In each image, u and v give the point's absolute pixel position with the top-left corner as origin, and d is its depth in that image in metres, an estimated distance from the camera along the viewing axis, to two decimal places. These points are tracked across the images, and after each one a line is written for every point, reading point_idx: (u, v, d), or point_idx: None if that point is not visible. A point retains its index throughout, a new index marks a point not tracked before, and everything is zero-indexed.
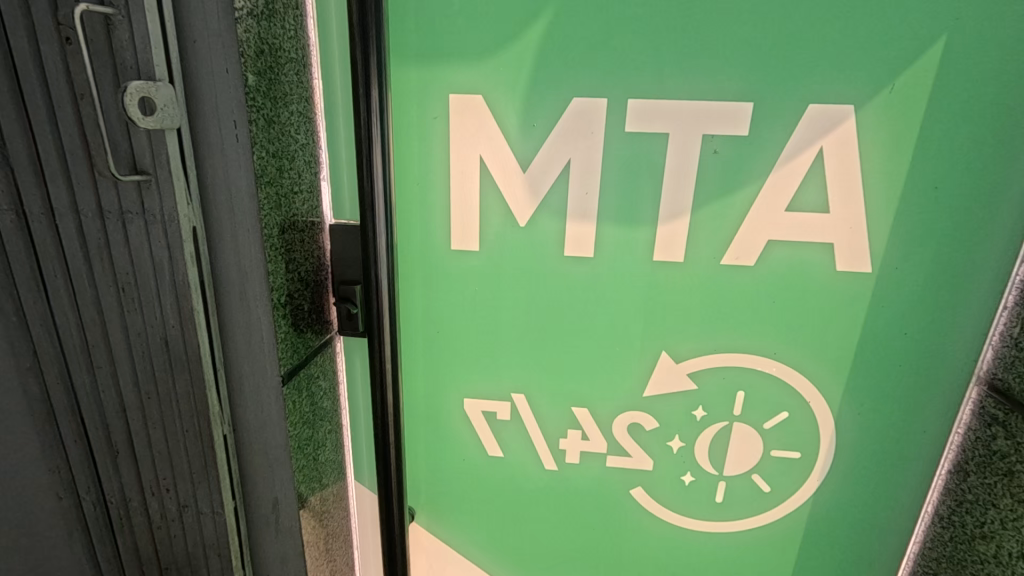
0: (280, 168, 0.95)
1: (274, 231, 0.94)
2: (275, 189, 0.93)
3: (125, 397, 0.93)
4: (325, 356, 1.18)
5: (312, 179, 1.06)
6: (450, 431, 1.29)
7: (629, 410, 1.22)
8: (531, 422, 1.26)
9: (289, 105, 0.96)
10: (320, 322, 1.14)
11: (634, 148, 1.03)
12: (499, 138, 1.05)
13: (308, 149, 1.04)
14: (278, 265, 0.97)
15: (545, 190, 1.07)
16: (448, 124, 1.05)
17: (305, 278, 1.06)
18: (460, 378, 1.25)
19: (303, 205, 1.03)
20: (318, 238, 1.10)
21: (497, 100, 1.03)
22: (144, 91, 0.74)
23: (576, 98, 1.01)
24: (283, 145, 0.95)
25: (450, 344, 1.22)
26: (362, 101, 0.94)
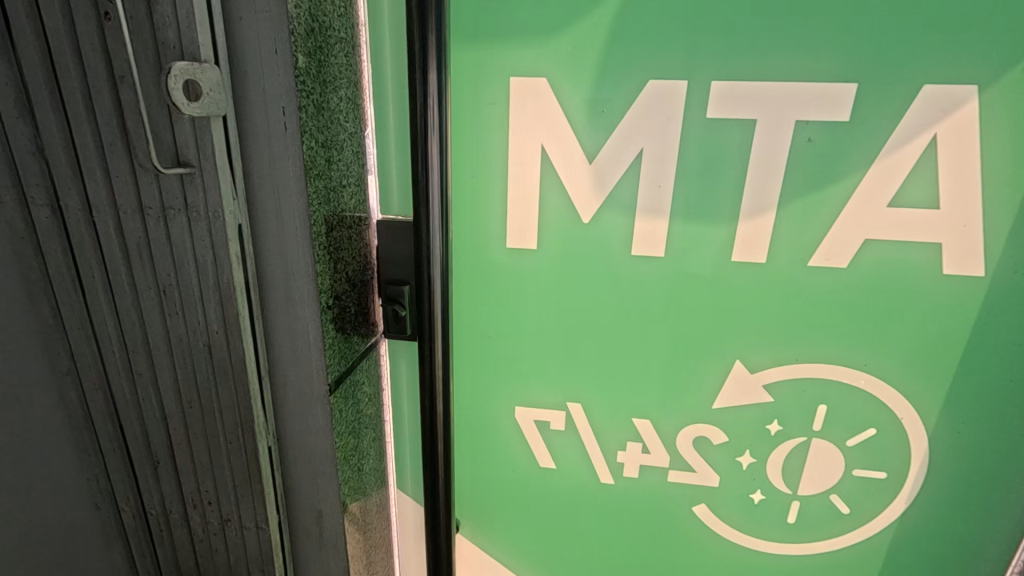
0: (329, 161, 0.86)
1: (324, 230, 0.86)
2: (325, 183, 0.85)
3: (165, 405, 0.88)
4: (370, 361, 1.11)
5: (359, 171, 0.98)
6: (499, 440, 1.22)
7: (696, 422, 1.12)
8: (587, 433, 1.18)
9: (338, 91, 0.87)
10: (367, 324, 1.07)
11: (716, 137, 0.92)
12: (563, 126, 0.95)
13: (356, 139, 0.96)
14: (328, 267, 0.89)
15: (612, 183, 0.98)
16: (508, 111, 0.96)
17: (352, 279, 0.99)
18: (512, 385, 1.16)
19: (351, 200, 0.95)
20: (365, 235, 1.02)
21: (562, 83, 0.93)
22: (189, 73, 0.66)
23: (653, 80, 0.90)
24: (332, 135, 0.87)
25: (502, 349, 1.14)
26: (418, 86, 0.85)
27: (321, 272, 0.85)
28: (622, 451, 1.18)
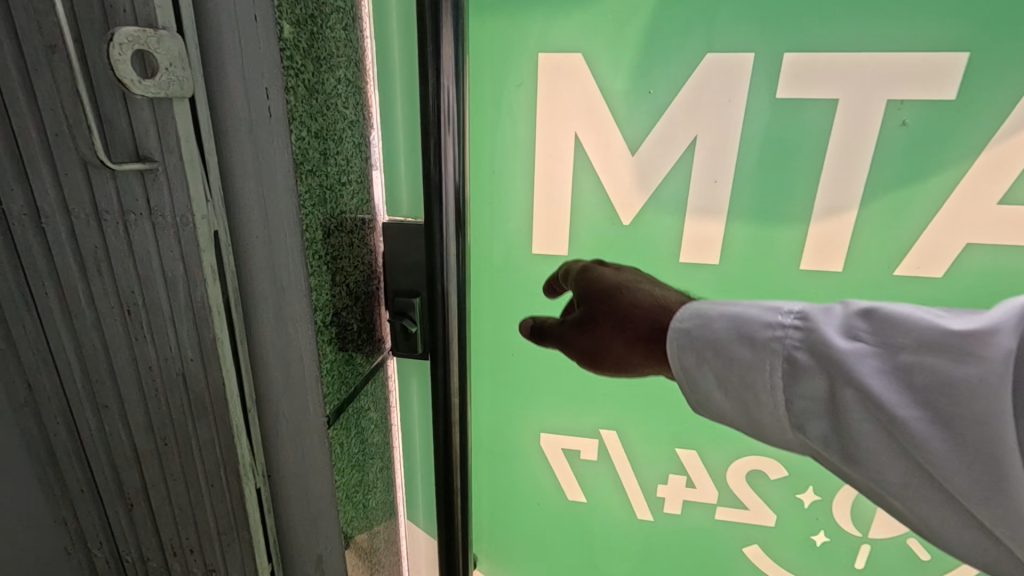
0: (327, 156, 0.73)
1: (319, 236, 0.73)
2: (320, 181, 0.72)
3: (137, 442, 0.75)
4: (377, 381, 0.97)
5: (362, 166, 0.84)
6: (522, 470, 1.07)
7: (750, 453, 0.97)
8: (622, 464, 1.03)
9: (336, 73, 0.74)
10: (373, 341, 0.93)
11: (787, 121, 0.77)
12: (602, 110, 0.80)
13: (358, 129, 0.82)
14: (325, 279, 0.76)
15: (659, 177, 0.83)
16: (536, 94, 0.81)
17: (356, 290, 0.85)
18: (537, 410, 1.02)
19: (353, 200, 0.82)
20: (370, 240, 0.89)
21: (602, 59, 0.78)
22: (138, 41, 0.52)
23: (712, 54, 0.75)
24: (330, 125, 0.73)
25: (526, 370, 1.00)
26: (430, 63, 0.71)
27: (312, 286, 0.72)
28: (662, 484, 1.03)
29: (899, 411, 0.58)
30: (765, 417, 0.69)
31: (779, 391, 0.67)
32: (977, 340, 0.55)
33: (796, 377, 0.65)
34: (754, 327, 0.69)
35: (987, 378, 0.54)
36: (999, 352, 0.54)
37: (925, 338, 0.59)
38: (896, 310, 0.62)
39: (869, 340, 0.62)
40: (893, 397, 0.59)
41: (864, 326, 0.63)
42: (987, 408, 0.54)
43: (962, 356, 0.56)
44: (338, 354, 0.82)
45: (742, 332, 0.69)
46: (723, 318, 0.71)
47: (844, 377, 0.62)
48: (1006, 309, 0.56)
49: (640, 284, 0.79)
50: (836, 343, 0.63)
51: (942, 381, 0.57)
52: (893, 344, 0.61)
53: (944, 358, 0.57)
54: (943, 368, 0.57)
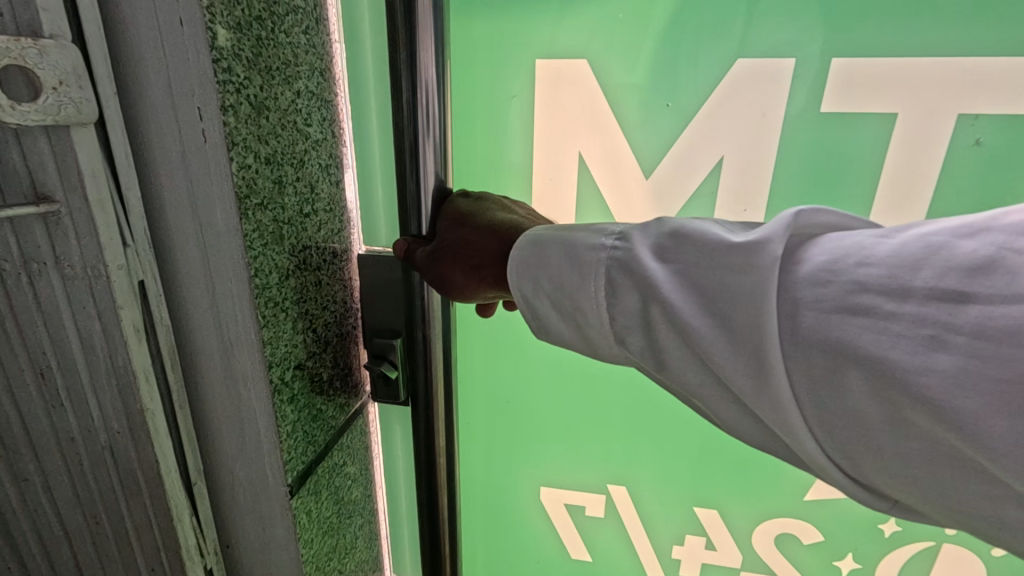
0: (290, 183, 0.59)
1: (283, 281, 0.59)
2: (282, 215, 0.58)
3: (64, 520, 0.64)
4: (358, 428, 0.86)
5: (333, 191, 0.70)
6: (520, 525, 0.96)
7: (780, 516, 0.85)
8: (634, 523, 0.91)
9: (298, 80, 0.60)
10: (351, 386, 0.81)
11: (833, 139, 0.64)
12: (610, 125, 0.68)
13: (327, 146, 0.68)
14: (292, 331, 0.62)
15: (679, 203, 0.70)
16: (533, 107, 0.69)
17: (332, 335, 0.72)
18: (538, 463, 0.90)
19: (326, 230, 0.68)
20: (344, 276, 0.75)
21: (611, 66, 0.66)
22: (13, 53, 0.40)
23: (743, 59, 0.63)
24: (292, 145, 0.59)
25: (525, 421, 0.87)
26: (405, 75, 0.59)
27: (272, 344, 0.58)
28: (679, 545, 0.91)
29: (694, 324, 0.44)
30: (594, 334, 0.51)
31: (606, 319, 0.49)
32: (822, 246, 0.41)
33: (616, 293, 0.49)
34: (589, 265, 0.50)
35: (755, 291, 0.41)
36: (862, 271, 0.38)
37: (717, 253, 0.44)
38: (711, 226, 0.47)
39: (679, 259, 0.46)
40: (688, 309, 0.44)
41: (670, 249, 0.47)
42: (763, 326, 0.41)
43: (744, 267, 0.42)
44: (310, 413, 0.68)
45: (570, 258, 0.51)
46: (562, 259, 0.52)
47: (663, 313, 0.46)
48: (822, 245, 0.41)
49: (500, 216, 0.66)
50: (643, 268, 0.47)
51: (812, 295, 0.39)
52: (692, 265, 0.45)
53: (730, 271, 0.43)
54: (732, 282, 0.43)
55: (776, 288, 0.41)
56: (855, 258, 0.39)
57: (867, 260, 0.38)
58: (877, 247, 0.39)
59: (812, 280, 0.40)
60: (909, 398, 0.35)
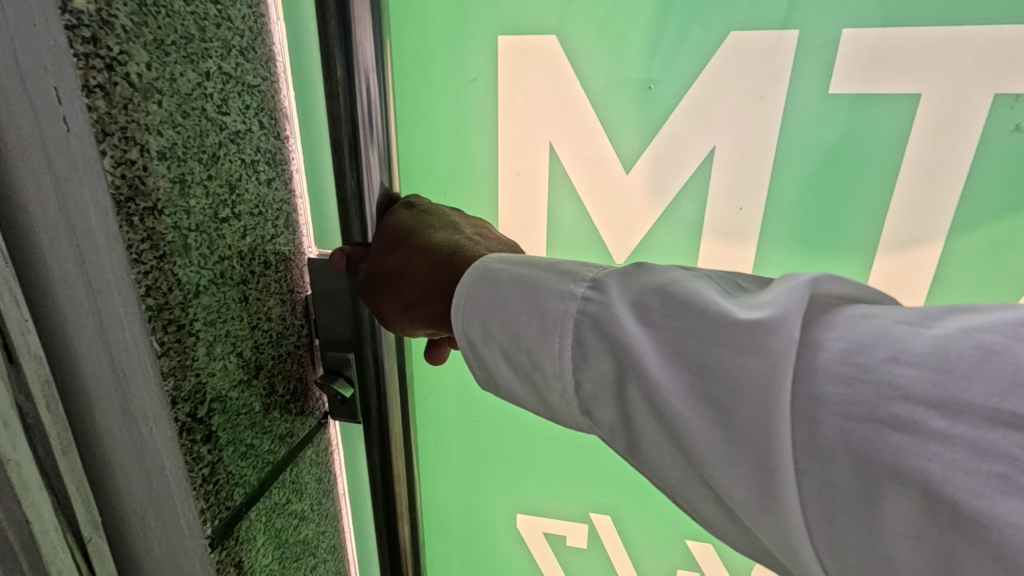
0: (203, 178, 0.45)
1: (194, 300, 0.46)
2: (190, 220, 0.44)
3: None
4: (326, 453, 0.72)
5: (270, 195, 0.55)
6: (493, 557, 0.86)
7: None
8: (620, 558, 0.82)
9: (218, 49, 0.46)
10: (317, 407, 0.67)
11: (842, 126, 0.55)
12: (583, 112, 0.59)
13: (277, 128, 0.55)
14: (212, 362, 0.49)
15: (665, 201, 0.61)
16: (496, 90, 0.60)
17: (282, 357, 0.58)
18: (516, 493, 0.80)
19: (269, 233, 0.55)
20: (291, 300, 0.60)
21: (586, 43, 0.57)
22: None
23: (734, 34, 0.54)
24: (208, 130, 0.46)
25: (500, 447, 0.77)
26: (340, 56, 0.50)
27: (177, 382, 0.45)
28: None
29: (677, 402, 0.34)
30: (554, 398, 0.41)
31: (570, 387, 0.40)
32: (839, 327, 0.32)
33: (584, 358, 0.39)
34: (551, 323, 0.40)
35: (762, 381, 0.32)
36: (899, 372, 0.29)
37: (716, 323, 0.34)
38: (705, 285, 0.36)
39: (665, 324, 0.36)
40: (671, 388, 0.35)
41: (654, 310, 0.36)
42: (770, 428, 0.31)
43: (749, 346, 0.32)
44: (247, 455, 0.55)
45: (530, 309, 0.41)
46: (518, 314, 0.42)
47: (641, 391, 0.36)
48: (842, 328, 0.32)
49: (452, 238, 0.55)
50: (624, 332, 0.36)
51: (834, 392, 0.30)
52: (682, 335, 0.35)
53: (730, 348, 0.33)
54: (731, 364, 0.33)
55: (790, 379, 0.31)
56: (886, 350, 0.30)
57: (902, 356, 0.29)
58: (912, 338, 0.30)
59: (831, 377, 0.31)
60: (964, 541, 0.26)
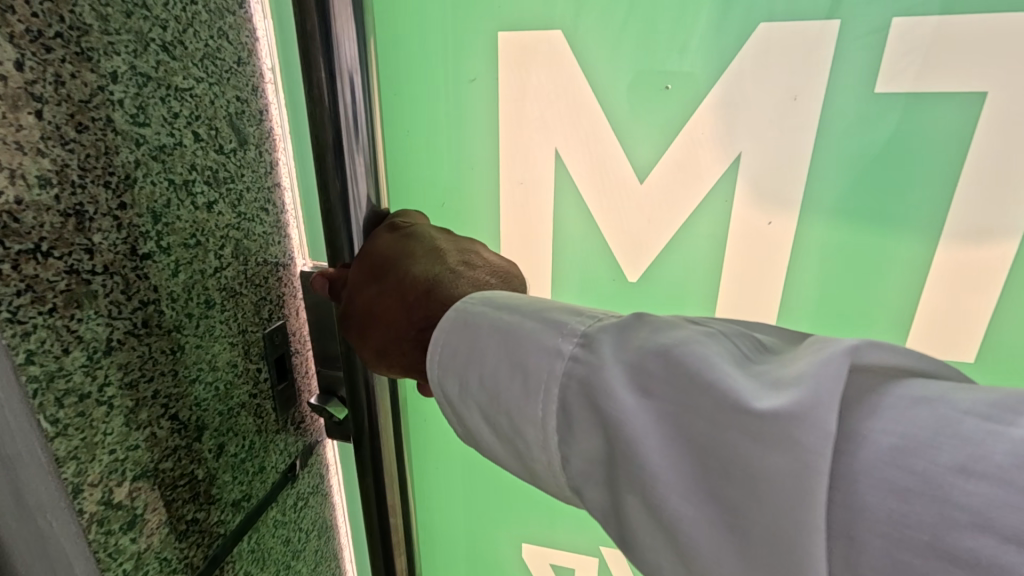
0: (110, 207, 0.37)
1: (101, 359, 0.38)
2: (92, 261, 0.36)
3: None
4: (296, 507, 0.64)
5: (210, 219, 0.47)
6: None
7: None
8: None
9: (128, 44, 0.38)
10: (278, 460, 0.59)
11: (885, 129, 0.48)
12: (592, 117, 0.54)
13: (216, 140, 0.46)
14: (129, 430, 0.40)
15: (683, 210, 0.55)
16: (497, 88, 0.54)
17: (226, 410, 0.51)
18: (519, 522, 0.74)
19: (206, 267, 0.46)
20: (243, 337, 0.52)
21: (594, 41, 0.51)
22: None
23: (766, 25, 0.47)
24: (115, 146, 0.37)
25: (503, 473, 0.71)
26: (320, 56, 0.45)
27: (79, 464, 0.37)
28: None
29: (678, 486, 0.29)
30: (541, 463, 0.35)
31: (556, 461, 0.34)
32: (887, 416, 0.26)
33: (570, 428, 0.33)
34: (533, 381, 0.35)
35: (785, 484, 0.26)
36: (971, 487, 0.23)
37: (729, 405, 0.28)
38: (719, 351, 0.31)
39: (668, 398, 0.30)
40: (670, 466, 0.29)
41: (654, 369, 0.31)
42: (798, 542, 0.25)
43: (771, 438, 0.27)
44: (185, 530, 0.47)
45: (512, 363, 0.37)
46: (498, 367, 0.38)
47: (633, 478, 0.30)
48: (886, 418, 0.26)
49: (435, 266, 0.51)
50: (614, 387, 0.31)
51: (883, 505, 0.25)
52: (686, 410, 0.29)
53: (745, 436, 0.27)
54: (749, 458, 0.27)
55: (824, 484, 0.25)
56: (952, 454, 0.24)
57: (973, 465, 0.23)
58: (990, 441, 0.23)
59: (880, 483, 0.25)
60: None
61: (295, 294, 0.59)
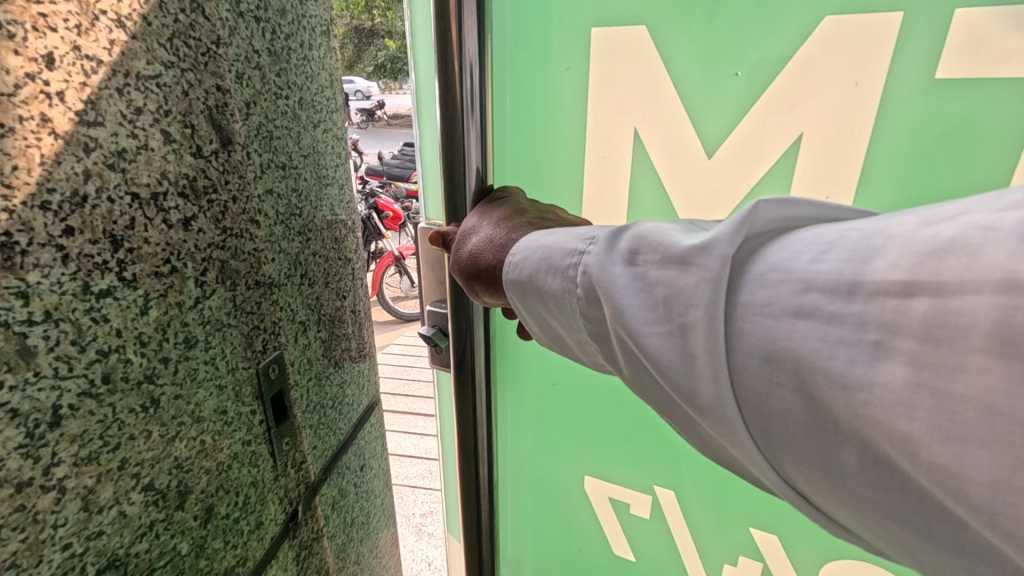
0: (49, 237, 0.31)
1: (44, 434, 0.32)
2: (28, 308, 0.30)
3: None
4: (299, 557, 0.59)
5: (187, 244, 0.41)
6: (561, 514, 0.93)
7: (854, 558, 0.71)
8: (680, 532, 0.83)
9: (68, 18, 0.32)
10: (278, 511, 0.55)
11: (948, 108, 0.52)
12: (669, 99, 0.62)
13: (193, 142, 0.41)
14: (88, 514, 0.35)
15: (748, 182, 0.62)
16: (588, 76, 0.65)
17: (213, 466, 0.46)
18: (582, 452, 0.86)
19: (184, 299, 0.42)
20: (228, 372, 0.47)
21: (674, 30, 0.59)
22: None
23: (834, 17, 0.53)
24: (57, 155, 0.32)
25: (571, 406, 0.84)
26: (453, 53, 0.58)
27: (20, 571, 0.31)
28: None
29: (641, 316, 0.37)
30: (572, 332, 0.45)
31: (580, 329, 0.44)
32: (784, 240, 0.33)
33: (589, 306, 0.42)
34: (556, 264, 0.44)
35: (695, 295, 0.34)
36: (815, 267, 0.30)
37: (666, 250, 0.37)
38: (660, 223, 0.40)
39: (632, 254, 0.39)
40: (635, 309, 0.37)
41: (631, 246, 0.39)
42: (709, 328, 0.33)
43: (685, 265, 0.35)
44: None
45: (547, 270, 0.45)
46: (526, 256, 0.46)
47: (613, 321, 0.39)
48: (785, 243, 0.33)
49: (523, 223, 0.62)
50: (605, 267, 0.40)
51: (766, 293, 0.31)
52: (643, 264, 0.38)
53: (672, 267, 0.36)
54: (673, 281, 0.36)
55: (715, 288, 0.33)
56: (811, 250, 0.31)
57: (826, 253, 0.30)
58: (839, 236, 0.30)
59: (763, 280, 0.32)
60: (888, 448, 0.26)
61: (291, 314, 0.56)
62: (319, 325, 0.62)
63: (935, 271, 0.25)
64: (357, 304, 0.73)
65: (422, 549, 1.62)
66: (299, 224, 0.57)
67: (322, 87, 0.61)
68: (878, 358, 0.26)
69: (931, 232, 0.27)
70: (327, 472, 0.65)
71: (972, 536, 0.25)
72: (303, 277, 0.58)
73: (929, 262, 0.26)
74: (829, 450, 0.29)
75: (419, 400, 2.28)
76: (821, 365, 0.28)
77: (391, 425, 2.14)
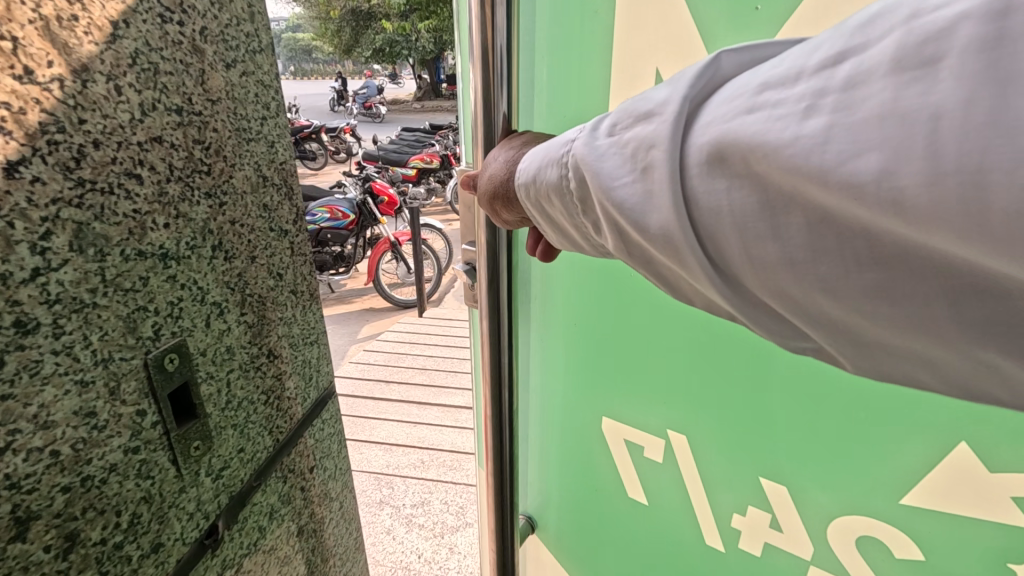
0: None
1: None
2: None
3: None
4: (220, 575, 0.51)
5: (16, 207, 0.33)
6: (584, 451, 0.96)
7: (866, 516, 0.66)
8: (690, 476, 0.82)
9: None
10: (187, 526, 0.47)
11: None
12: (687, 35, 0.63)
13: (15, 75, 0.33)
14: None
15: None
16: (617, 16, 0.67)
17: (77, 481, 0.38)
18: (598, 392, 0.89)
19: (13, 272, 0.33)
20: (95, 363, 0.38)
21: None
22: None
23: None
24: None
25: (588, 346, 0.87)
26: None
27: None
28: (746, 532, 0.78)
29: (620, 168, 0.43)
30: (569, 215, 0.51)
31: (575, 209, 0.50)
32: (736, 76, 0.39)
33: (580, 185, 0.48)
34: (552, 155, 0.50)
35: (655, 137, 0.40)
36: (762, 75, 0.36)
37: (635, 112, 0.43)
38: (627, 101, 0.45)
39: (608, 123, 0.45)
40: (613, 166, 0.44)
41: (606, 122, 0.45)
42: (673, 159, 0.39)
43: (651, 116, 0.41)
44: None
45: (543, 160, 0.51)
46: (529, 160, 0.53)
47: (595, 183, 0.45)
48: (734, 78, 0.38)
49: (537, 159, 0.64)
50: (587, 145, 0.46)
51: (717, 111, 0.37)
52: (617, 127, 0.44)
53: (640, 123, 0.42)
54: (641, 132, 0.42)
55: (671, 125, 0.39)
56: (752, 73, 0.37)
57: (765, 68, 0.36)
58: (777, 56, 0.36)
59: (715, 103, 0.38)
60: (819, 190, 0.32)
61: (199, 293, 0.47)
62: (244, 307, 0.53)
63: (857, 43, 0.32)
64: (300, 283, 0.62)
65: (411, 541, 1.40)
66: (205, 184, 0.48)
67: (233, 19, 0.51)
68: (809, 116, 0.32)
69: (856, 18, 0.33)
70: (262, 476, 0.56)
71: (898, 239, 0.31)
72: (218, 250, 0.49)
73: (859, 33, 0.32)
74: (772, 226, 0.36)
75: (411, 387, 2.04)
76: (765, 153, 0.34)
77: (387, 412, 1.90)
